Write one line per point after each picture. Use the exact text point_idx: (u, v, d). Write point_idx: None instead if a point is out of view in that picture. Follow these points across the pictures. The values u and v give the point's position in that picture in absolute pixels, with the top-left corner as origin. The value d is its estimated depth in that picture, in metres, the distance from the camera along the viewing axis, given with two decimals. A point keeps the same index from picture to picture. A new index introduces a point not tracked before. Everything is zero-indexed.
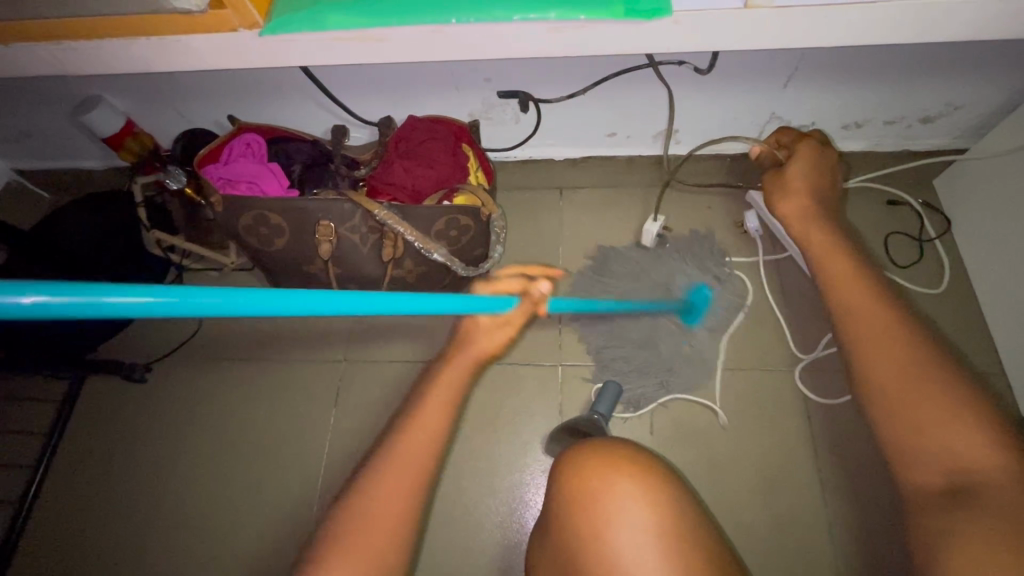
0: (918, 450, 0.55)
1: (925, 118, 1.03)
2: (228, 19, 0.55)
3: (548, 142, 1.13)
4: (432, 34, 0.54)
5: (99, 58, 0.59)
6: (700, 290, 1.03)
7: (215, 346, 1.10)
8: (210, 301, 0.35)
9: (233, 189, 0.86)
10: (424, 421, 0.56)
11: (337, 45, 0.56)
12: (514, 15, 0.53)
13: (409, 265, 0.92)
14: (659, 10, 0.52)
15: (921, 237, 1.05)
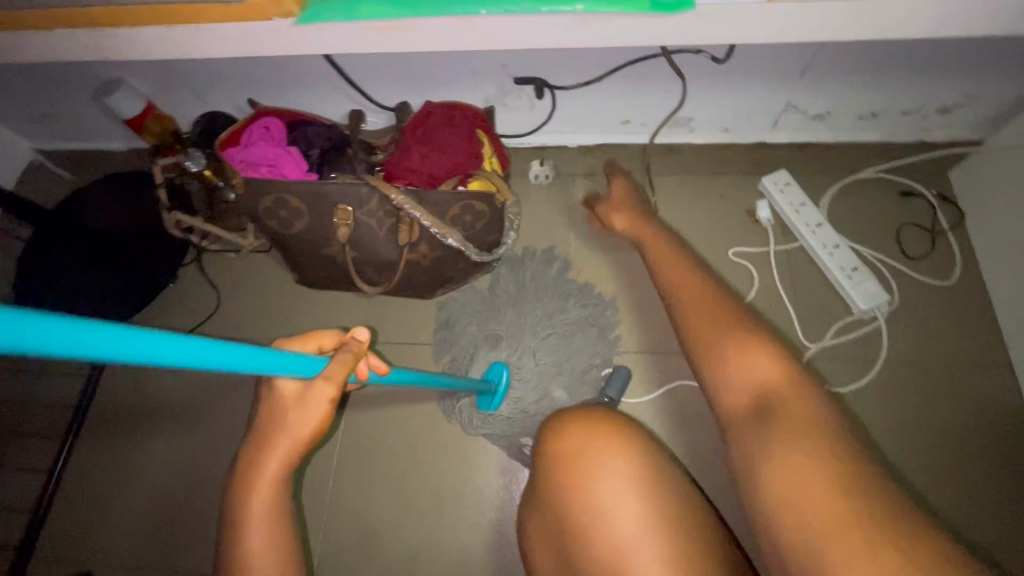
0: (731, 383, 0.64)
1: (941, 109, 1.02)
2: (263, 7, 0.56)
3: (561, 129, 1.13)
4: (462, 24, 0.56)
5: (132, 45, 0.61)
6: (497, 372, 0.99)
7: (234, 326, 1.13)
8: (57, 337, 0.30)
9: (254, 172, 0.88)
10: (264, 480, 0.51)
11: (368, 34, 0.57)
12: (541, 7, 0.53)
13: (424, 249, 0.94)
14: (683, 2, 0.52)
15: (933, 229, 1.05)
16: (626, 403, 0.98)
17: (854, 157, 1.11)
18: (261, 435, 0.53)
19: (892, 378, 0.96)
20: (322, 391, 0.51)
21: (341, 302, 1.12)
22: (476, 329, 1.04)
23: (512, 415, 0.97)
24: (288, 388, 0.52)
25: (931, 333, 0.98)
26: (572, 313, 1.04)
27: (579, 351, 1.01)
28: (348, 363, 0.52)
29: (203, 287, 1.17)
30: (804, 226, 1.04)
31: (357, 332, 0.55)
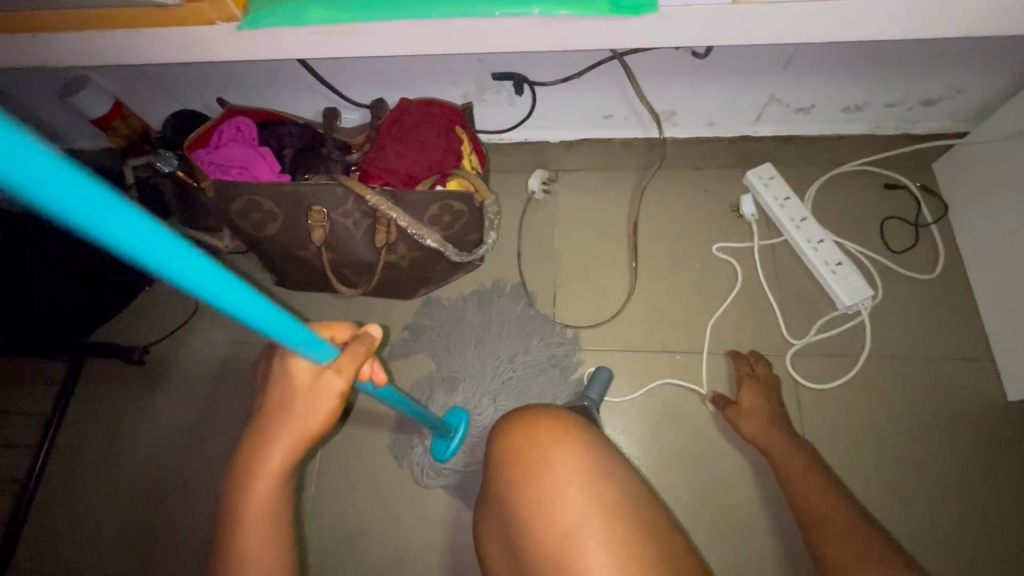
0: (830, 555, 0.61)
1: (926, 102, 1.01)
2: (206, 11, 0.55)
3: (543, 124, 1.11)
4: (417, 27, 0.56)
5: (83, 49, 0.61)
6: (456, 419, 0.95)
7: (212, 330, 1.11)
8: (119, 223, 0.23)
9: (224, 173, 0.85)
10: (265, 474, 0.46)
11: (319, 38, 0.58)
12: (496, 11, 0.54)
13: (402, 250, 0.92)
14: (642, 6, 0.54)
15: (917, 222, 1.04)
16: (608, 402, 0.97)
17: (839, 151, 1.10)
18: (265, 422, 0.46)
19: (875, 374, 0.96)
20: (332, 384, 0.45)
21: (322, 305, 1.10)
22: (436, 370, 1.01)
23: (464, 467, 0.94)
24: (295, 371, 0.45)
25: (914, 327, 0.98)
26: (534, 354, 1.01)
27: (540, 392, 0.98)
28: (361, 356, 0.46)
29: (180, 290, 1.14)
30: (789, 220, 1.03)
31: (369, 327, 0.48)
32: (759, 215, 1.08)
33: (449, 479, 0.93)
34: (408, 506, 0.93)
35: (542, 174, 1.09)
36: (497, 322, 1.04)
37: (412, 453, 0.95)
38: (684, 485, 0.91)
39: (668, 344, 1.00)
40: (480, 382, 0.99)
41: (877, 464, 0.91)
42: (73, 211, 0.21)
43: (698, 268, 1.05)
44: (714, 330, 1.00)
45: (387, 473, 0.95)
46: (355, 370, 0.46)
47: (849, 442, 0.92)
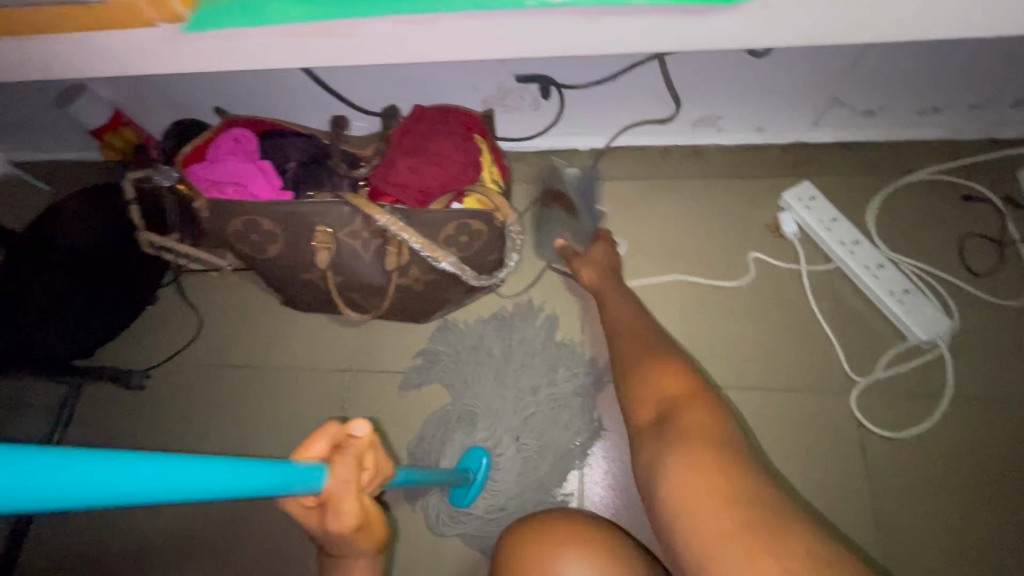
0: (644, 396, 0.66)
1: (1016, 101, 0.88)
2: (144, 6, 0.48)
3: (571, 131, 1.01)
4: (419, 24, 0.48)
5: (62, 59, 0.54)
6: (474, 461, 0.86)
7: (216, 353, 1.04)
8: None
9: (220, 192, 0.77)
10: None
11: (301, 40, 0.50)
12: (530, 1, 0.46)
13: (415, 273, 0.83)
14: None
15: (1002, 240, 0.91)
16: (633, 452, 0.87)
17: (908, 157, 0.97)
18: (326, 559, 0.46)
19: (957, 418, 0.83)
20: (342, 511, 0.40)
21: (330, 327, 1.02)
22: (452, 402, 0.92)
23: (486, 513, 0.84)
24: (309, 508, 0.41)
25: (1002, 363, 0.85)
26: (560, 387, 0.91)
27: (565, 427, 0.88)
28: (350, 471, 0.40)
29: (182, 309, 1.08)
30: (839, 245, 0.91)
31: (353, 426, 0.41)
32: (800, 237, 0.95)
33: (467, 527, 0.84)
34: (418, 557, 0.84)
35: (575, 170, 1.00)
36: (517, 351, 0.94)
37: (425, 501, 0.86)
38: None
39: (711, 377, 0.89)
40: (499, 417, 0.90)
41: (960, 528, 0.78)
42: None
43: (745, 290, 0.93)
44: (764, 362, 0.89)
45: (397, 517, 0.86)
46: (355, 483, 0.40)
47: (927, 499, 0.80)
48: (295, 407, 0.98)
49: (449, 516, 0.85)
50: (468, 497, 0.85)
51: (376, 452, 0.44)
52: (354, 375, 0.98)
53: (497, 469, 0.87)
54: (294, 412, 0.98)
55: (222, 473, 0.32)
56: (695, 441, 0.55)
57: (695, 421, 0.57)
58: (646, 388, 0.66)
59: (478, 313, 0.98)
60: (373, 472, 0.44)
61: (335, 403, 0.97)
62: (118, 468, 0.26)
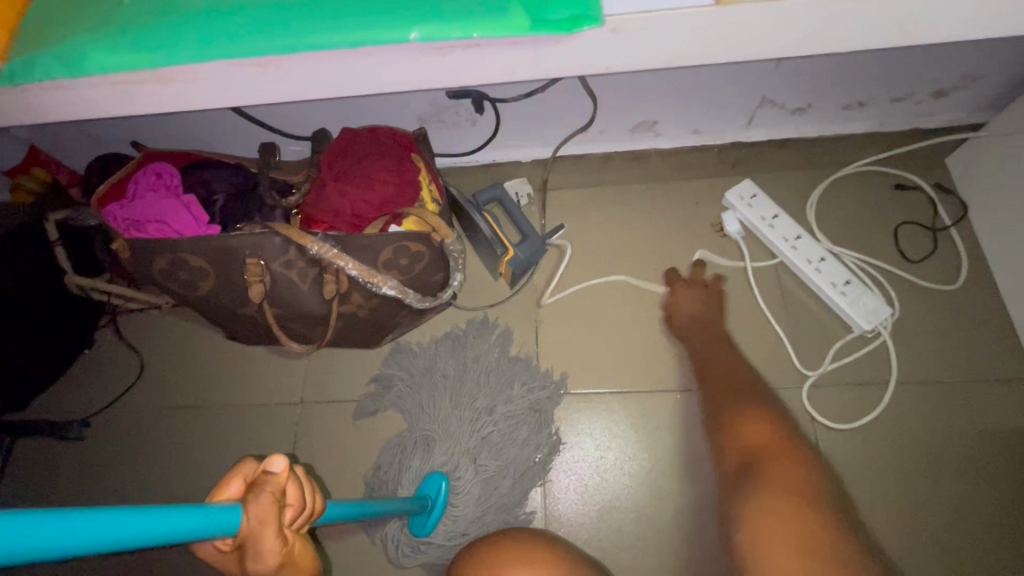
0: (728, 441, 0.65)
1: (935, 93, 0.90)
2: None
3: (511, 143, 1.00)
4: (264, 69, 0.45)
5: None
6: (434, 487, 0.84)
7: (159, 395, 0.99)
8: None
9: (140, 231, 0.74)
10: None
11: (137, 89, 0.46)
12: (359, 40, 0.42)
13: (357, 300, 0.81)
14: (586, 18, 0.42)
15: (934, 226, 0.93)
16: (595, 464, 0.86)
17: (840, 151, 0.99)
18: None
19: (903, 404, 0.85)
20: (263, 554, 0.33)
21: (279, 358, 0.99)
22: (408, 428, 0.90)
23: (447, 540, 0.82)
24: (226, 554, 0.35)
25: (941, 347, 0.87)
26: (517, 403, 0.89)
27: (524, 444, 0.87)
28: (269, 508, 0.34)
29: (120, 352, 1.03)
30: (782, 241, 0.92)
31: (274, 460, 0.35)
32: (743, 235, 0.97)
33: (428, 556, 0.82)
34: None
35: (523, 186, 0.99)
36: (473, 370, 0.92)
37: (386, 535, 0.83)
38: (694, 547, 0.80)
39: (666, 382, 0.89)
40: (457, 439, 0.87)
41: (917, 514, 0.79)
42: None
43: (695, 291, 0.94)
44: None
45: (357, 553, 0.84)
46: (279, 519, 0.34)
47: (885, 490, 0.81)
48: (245, 445, 0.94)
49: (410, 546, 0.82)
50: (428, 526, 0.82)
51: (302, 488, 0.38)
52: (307, 407, 0.95)
53: (459, 494, 0.85)
54: (246, 450, 0.94)
55: (115, 519, 0.28)
56: (777, 493, 0.52)
57: (789, 485, 0.53)
58: (734, 429, 0.65)
59: (431, 334, 0.96)
60: (297, 511, 0.37)
61: (288, 439, 0.93)
62: (69, 521, 0.26)
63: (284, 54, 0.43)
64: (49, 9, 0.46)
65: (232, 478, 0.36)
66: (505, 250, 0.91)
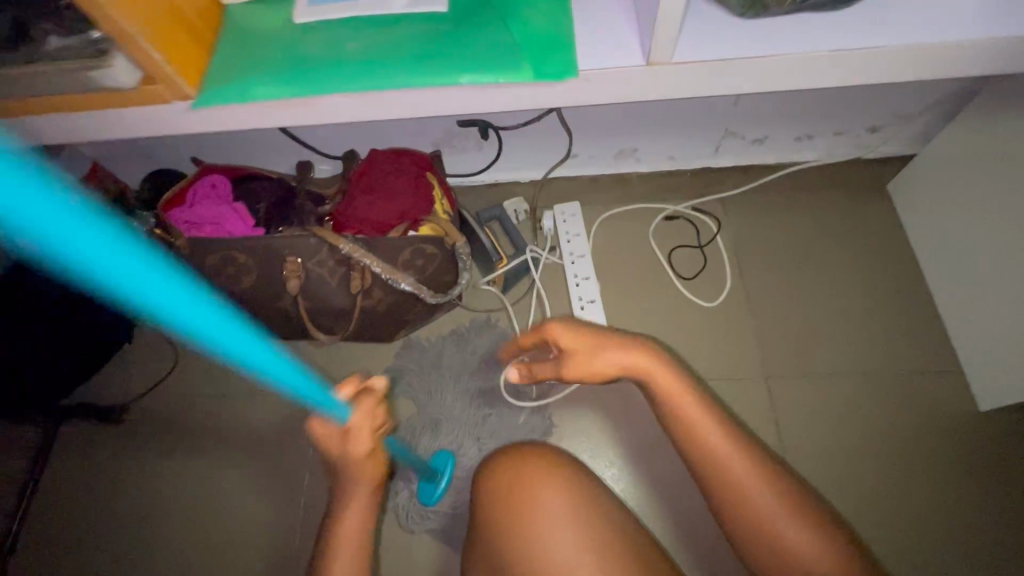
0: (771, 561, 0.54)
1: (872, 128, 1.06)
2: (161, 93, 0.56)
3: (512, 166, 1.14)
4: (357, 99, 0.57)
5: (99, 129, 0.60)
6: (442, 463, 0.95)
7: (193, 383, 1.10)
8: (183, 308, 0.25)
9: (198, 232, 0.87)
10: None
11: (269, 113, 0.58)
12: (415, 81, 0.55)
13: (377, 295, 0.93)
14: (565, 72, 0.56)
15: (702, 245, 1.11)
16: (582, 445, 0.98)
17: (797, 175, 1.14)
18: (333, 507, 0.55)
19: (852, 392, 0.97)
20: (360, 441, 0.49)
21: (301, 350, 1.11)
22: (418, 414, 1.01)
23: (451, 509, 0.93)
24: (333, 438, 0.50)
25: (884, 343, 1.00)
26: (515, 392, 1.01)
27: (520, 426, 0.99)
28: (372, 412, 0.49)
29: (157, 345, 1.14)
30: (568, 255, 1.09)
31: (374, 381, 0.50)
32: (670, 255, 1.10)
33: (434, 523, 0.92)
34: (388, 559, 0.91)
35: (520, 202, 1.12)
36: (475, 363, 1.04)
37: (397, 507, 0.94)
38: (667, 515, 0.92)
39: None
40: (460, 422, 0.99)
41: (863, 488, 0.91)
42: (159, 305, 0.24)
43: (671, 295, 1.07)
44: (689, 354, 1.02)
45: None
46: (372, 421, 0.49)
47: (836, 467, 0.92)
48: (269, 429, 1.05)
49: (418, 515, 0.93)
50: (435, 495, 0.93)
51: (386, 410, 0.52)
52: (326, 395, 1.06)
53: (462, 470, 0.96)
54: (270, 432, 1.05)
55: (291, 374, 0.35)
56: None
57: None
58: (774, 552, 0.54)
59: (438, 331, 1.08)
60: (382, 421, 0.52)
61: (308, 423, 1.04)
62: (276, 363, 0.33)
63: (367, 90, 0.56)
64: (225, 56, 0.58)
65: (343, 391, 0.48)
66: (500, 260, 1.06)
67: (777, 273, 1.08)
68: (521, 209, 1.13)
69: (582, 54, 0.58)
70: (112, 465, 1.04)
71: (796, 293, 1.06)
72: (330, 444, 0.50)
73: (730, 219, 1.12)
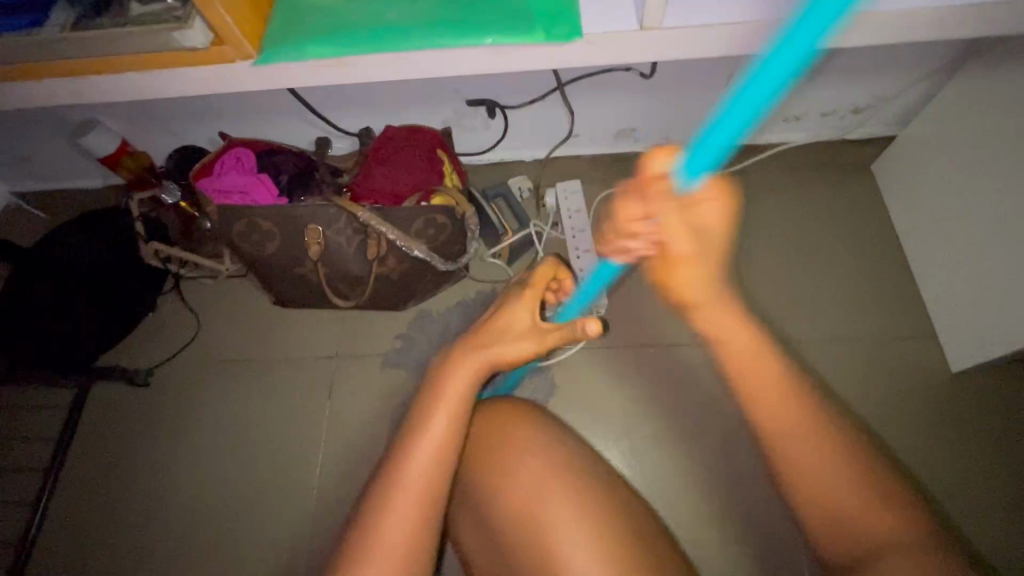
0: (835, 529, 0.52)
1: (856, 110, 1.13)
2: (226, 53, 0.61)
3: (517, 145, 1.20)
4: (395, 59, 0.60)
5: (158, 88, 0.64)
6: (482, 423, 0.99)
7: (215, 349, 1.17)
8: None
9: (227, 200, 0.94)
10: (405, 510, 0.56)
11: (318, 73, 0.61)
12: (443, 40, 0.58)
13: (392, 262, 0.99)
14: (572, 33, 0.58)
15: None
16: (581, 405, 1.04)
17: (785, 156, 1.21)
18: (461, 351, 0.65)
19: (834, 356, 1.04)
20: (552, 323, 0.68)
21: (317, 319, 1.17)
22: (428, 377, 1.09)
23: None
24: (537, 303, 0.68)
25: (864, 311, 1.07)
26: None
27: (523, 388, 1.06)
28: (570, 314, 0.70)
29: (180, 313, 1.21)
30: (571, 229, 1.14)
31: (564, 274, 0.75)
32: None
33: None
34: None
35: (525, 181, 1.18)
36: None
37: None
38: (660, 467, 0.99)
39: (641, 338, 1.08)
40: None
41: None
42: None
43: None
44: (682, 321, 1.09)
45: None
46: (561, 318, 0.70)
47: None
48: (288, 392, 1.12)
49: None
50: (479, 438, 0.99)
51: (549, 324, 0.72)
52: (341, 359, 1.13)
53: None
54: (289, 394, 1.12)
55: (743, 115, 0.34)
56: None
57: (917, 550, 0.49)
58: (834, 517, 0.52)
59: (446, 301, 1.15)
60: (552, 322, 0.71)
61: (325, 385, 1.11)
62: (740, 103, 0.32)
63: (399, 48, 0.58)
64: (280, 20, 0.62)
65: (669, 162, 0.42)
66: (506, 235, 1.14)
67: (767, 246, 1.14)
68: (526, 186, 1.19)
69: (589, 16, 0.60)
70: (141, 424, 1.11)
71: (783, 265, 1.12)
72: (513, 318, 0.67)
73: None
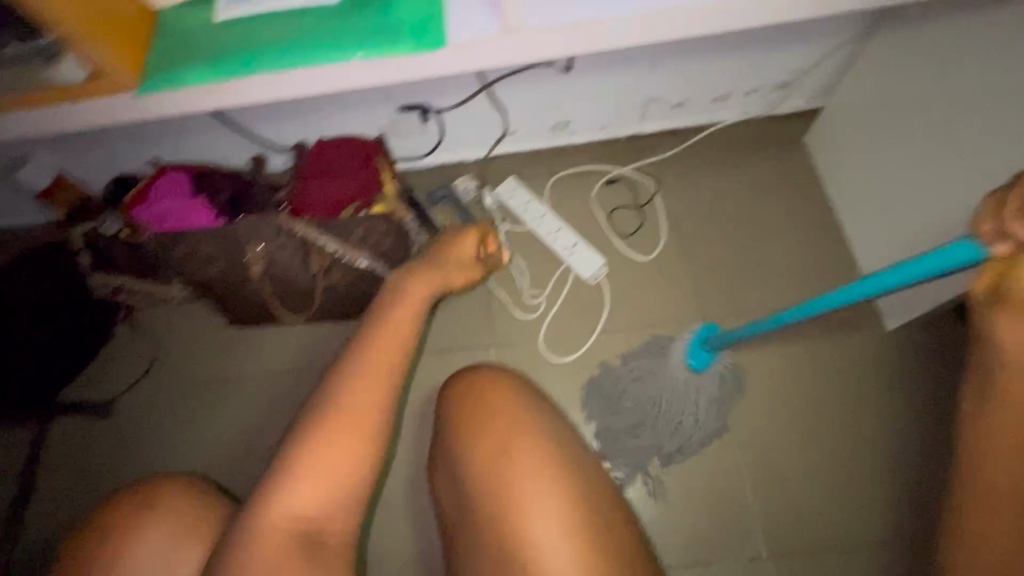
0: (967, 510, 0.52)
1: (780, 85, 1.16)
2: (107, 85, 0.67)
3: (457, 146, 1.22)
4: (269, 82, 0.66)
5: (54, 122, 0.71)
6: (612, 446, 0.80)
7: (174, 375, 1.17)
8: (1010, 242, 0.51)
9: (162, 225, 0.95)
10: (371, 382, 0.67)
11: (202, 99, 0.67)
12: (316, 59, 0.64)
13: (337, 274, 1.01)
14: (437, 43, 0.64)
15: (640, 205, 1.20)
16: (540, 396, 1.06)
17: (720, 134, 1.24)
18: (420, 267, 0.85)
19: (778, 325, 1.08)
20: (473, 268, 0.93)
21: (274, 335, 1.18)
22: None
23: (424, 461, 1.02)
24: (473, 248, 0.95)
25: (804, 280, 1.11)
26: (476, 354, 1.10)
27: None
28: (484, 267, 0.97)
29: (136, 342, 1.20)
30: (533, 219, 1.18)
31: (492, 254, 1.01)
32: (610, 216, 1.19)
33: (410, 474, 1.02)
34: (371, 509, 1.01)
35: (471, 180, 1.20)
36: (439, 330, 1.13)
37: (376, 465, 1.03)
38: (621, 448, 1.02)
39: (594, 325, 1.10)
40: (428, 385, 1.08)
41: (790, 407, 1.02)
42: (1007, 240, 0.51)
43: (613, 253, 1.16)
44: (632, 304, 1.12)
45: None
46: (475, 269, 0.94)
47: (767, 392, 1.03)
48: (252, 409, 1.13)
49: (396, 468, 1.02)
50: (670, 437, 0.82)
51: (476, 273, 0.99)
52: (302, 373, 1.14)
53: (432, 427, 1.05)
54: (253, 411, 1.12)
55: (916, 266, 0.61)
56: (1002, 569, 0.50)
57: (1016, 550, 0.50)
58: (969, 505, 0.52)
59: None
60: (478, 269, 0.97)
61: (288, 399, 1.12)
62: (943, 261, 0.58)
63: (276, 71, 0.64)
64: (160, 51, 0.69)
65: None
66: None
67: (708, 225, 1.18)
68: (472, 186, 1.21)
69: (455, 24, 0.66)
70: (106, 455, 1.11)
71: (725, 242, 1.16)
72: (459, 251, 0.92)
73: (663, 179, 1.22)
